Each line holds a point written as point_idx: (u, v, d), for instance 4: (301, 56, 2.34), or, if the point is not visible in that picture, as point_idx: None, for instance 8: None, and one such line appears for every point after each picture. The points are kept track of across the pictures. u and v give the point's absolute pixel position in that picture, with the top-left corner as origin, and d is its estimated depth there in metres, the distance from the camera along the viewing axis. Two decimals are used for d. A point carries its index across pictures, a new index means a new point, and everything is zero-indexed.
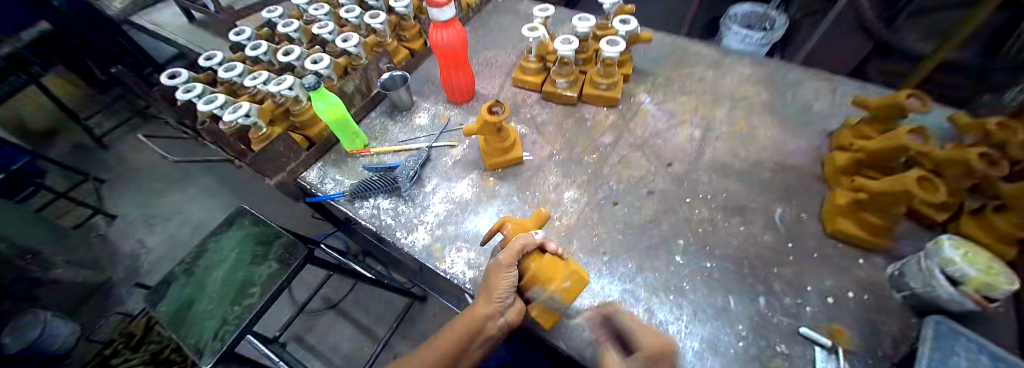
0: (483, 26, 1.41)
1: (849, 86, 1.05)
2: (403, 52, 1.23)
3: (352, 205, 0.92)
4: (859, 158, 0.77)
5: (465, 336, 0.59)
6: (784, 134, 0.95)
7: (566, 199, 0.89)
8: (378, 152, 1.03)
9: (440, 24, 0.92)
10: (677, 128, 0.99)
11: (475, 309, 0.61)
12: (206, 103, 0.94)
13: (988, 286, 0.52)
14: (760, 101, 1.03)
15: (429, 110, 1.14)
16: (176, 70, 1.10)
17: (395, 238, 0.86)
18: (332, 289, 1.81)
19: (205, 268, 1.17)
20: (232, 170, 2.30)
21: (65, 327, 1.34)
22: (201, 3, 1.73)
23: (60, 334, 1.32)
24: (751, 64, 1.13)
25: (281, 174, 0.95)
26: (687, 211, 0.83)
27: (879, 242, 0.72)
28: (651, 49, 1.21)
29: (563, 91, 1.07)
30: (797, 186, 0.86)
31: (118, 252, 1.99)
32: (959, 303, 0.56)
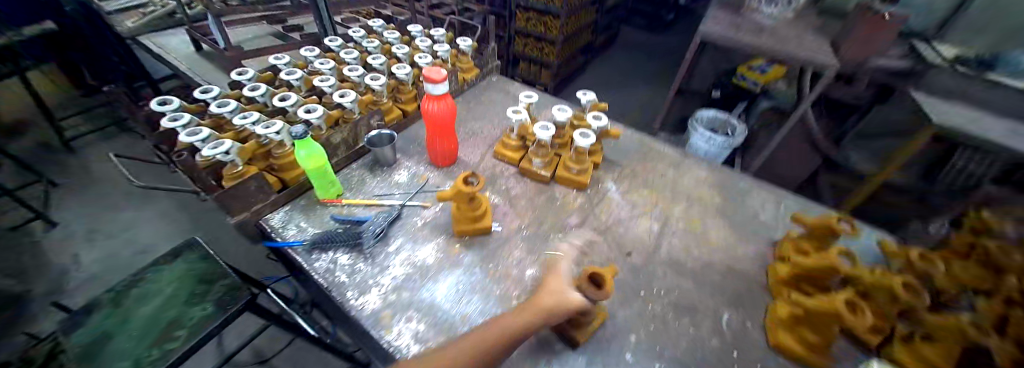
0: (474, 99, 1.54)
1: (791, 200, 1.16)
2: (396, 112, 1.31)
3: (309, 256, 0.90)
4: (798, 274, 0.83)
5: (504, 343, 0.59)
6: (735, 238, 1.03)
7: (526, 277, 0.91)
8: (350, 204, 1.04)
9: (433, 97, 1.01)
10: (639, 219, 1.05)
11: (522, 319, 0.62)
12: (188, 134, 0.95)
13: None
14: (714, 204, 1.12)
15: (409, 169, 1.18)
16: (167, 97, 1.12)
17: (345, 298, 0.83)
18: (267, 342, 1.66)
19: (136, 300, 1.07)
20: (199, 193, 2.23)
21: None
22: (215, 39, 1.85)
23: None
24: (708, 169, 1.25)
25: (244, 214, 0.94)
26: (641, 305, 0.84)
27: (820, 361, 0.74)
28: (622, 142, 1.34)
29: (537, 170, 1.14)
30: (744, 292, 0.90)
31: (39, 267, 1.79)
32: None
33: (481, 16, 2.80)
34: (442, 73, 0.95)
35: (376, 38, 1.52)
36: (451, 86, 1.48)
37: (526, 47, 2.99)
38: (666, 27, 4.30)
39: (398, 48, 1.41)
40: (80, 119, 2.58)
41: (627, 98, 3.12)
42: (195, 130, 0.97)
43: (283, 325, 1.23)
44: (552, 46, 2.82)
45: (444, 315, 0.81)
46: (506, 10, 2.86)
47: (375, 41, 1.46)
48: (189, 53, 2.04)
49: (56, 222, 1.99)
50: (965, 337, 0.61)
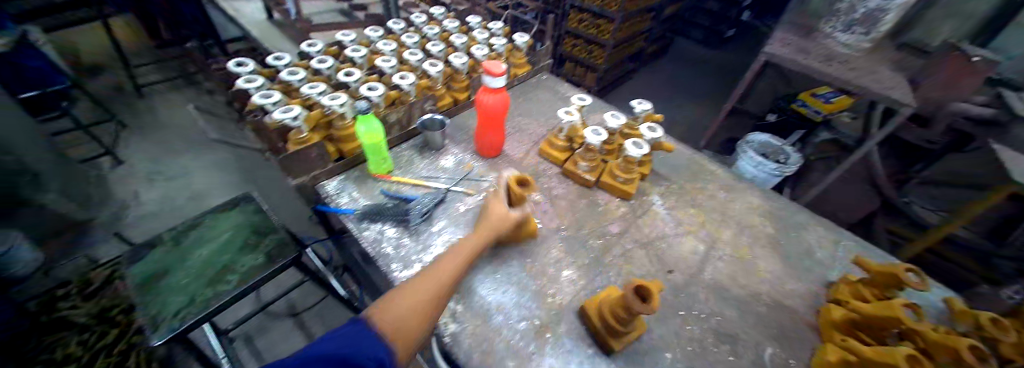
0: (524, 96, 1.55)
1: (851, 242, 1.09)
2: (449, 99, 1.34)
3: (359, 225, 0.94)
4: (854, 319, 0.78)
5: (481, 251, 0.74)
6: (784, 272, 0.98)
7: (563, 278, 0.91)
8: (399, 181, 1.07)
9: (490, 90, 1.02)
10: (684, 237, 1.03)
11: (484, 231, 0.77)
12: (262, 97, 1.01)
13: None
14: (765, 233, 1.07)
15: (455, 155, 1.21)
16: (244, 60, 1.20)
17: (389, 269, 0.86)
18: (301, 295, 1.76)
19: (194, 242, 1.16)
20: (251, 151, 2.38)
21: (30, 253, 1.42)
22: (287, 10, 1.97)
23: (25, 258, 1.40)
24: (761, 196, 1.19)
25: (305, 177, 1.00)
26: (679, 325, 0.82)
27: None
28: (670, 157, 1.30)
29: (582, 174, 1.13)
30: (791, 329, 0.86)
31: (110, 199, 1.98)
32: None
33: (534, 13, 2.80)
34: (502, 67, 0.96)
35: (435, 26, 1.56)
36: None
37: (573, 48, 2.95)
38: (723, 43, 4.12)
39: (457, 37, 1.44)
40: (153, 68, 2.81)
41: (672, 111, 3.02)
42: (268, 94, 1.04)
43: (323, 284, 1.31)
44: (600, 49, 2.77)
45: (480, 301, 0.83)
46: (559, 9, 2.83)
47: (435, 28, 1.49)
48: (260, 20, 2.18)
49: (124, 160, 2.19)
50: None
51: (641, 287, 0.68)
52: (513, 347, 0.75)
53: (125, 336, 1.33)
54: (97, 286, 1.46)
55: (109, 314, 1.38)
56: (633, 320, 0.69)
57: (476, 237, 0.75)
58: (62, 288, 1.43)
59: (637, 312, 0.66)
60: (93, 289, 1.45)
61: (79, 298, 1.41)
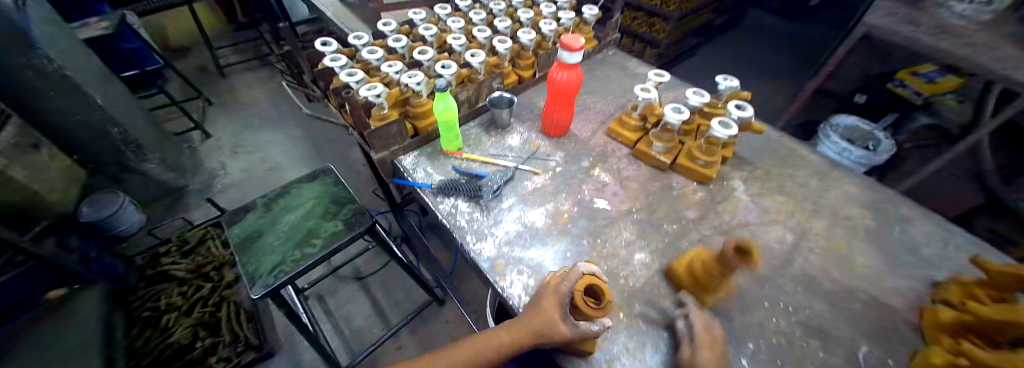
0: (589, 74, 1.49)
1: (972, 241, 0.96)
2: (515, 77, 1.33)
3: (435, 198, 0.99)
4: (966, 321, 0.70)
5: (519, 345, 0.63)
6: (885, 269, 0.89)
7: (635, 261, 0.90)
8: (469, 158, 1.10)
9: (565, 66, 1.01)
10: (768, 225, 0.96)
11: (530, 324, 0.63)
12: (347, 75, 1.07)
13: None
14: (864, 226, 0.97)
15: (522, 134, 1.21)
16: (327, 40, 1.27)
17: (465, 242, 0.90)
18: (365, 263, 1.91)
19: (281, 208, 1.29)
20: (318, 127, 2.56)
21: (132, 217, 1.72)
22: None
23: (128, 221, 1.71)
24: (860, 186, 1.08)
25: (384, 152, 1.06)
26: (764, 315, 0.79)
27: None
28: (755, 139, 1.21)
29: (656, 155, 1.08)
30: (893, 330, 0.79)
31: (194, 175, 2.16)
32: None
33: None
34: (581, 42, 0.93)
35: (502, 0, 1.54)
36: None
37: (632, 22, 2.78)
38: (803, 15, 3.68)
39: (524, 12, 1.41)
40: (231, 50, 3.06)
41: None
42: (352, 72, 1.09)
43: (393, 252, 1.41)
44: (663, 23, 2.59)
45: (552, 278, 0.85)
46: None
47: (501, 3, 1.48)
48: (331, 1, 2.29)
49: (212, 134, 2.45)
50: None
51: (739, 246, 0.68)
52: None
53: (217, 290, 1.51)
54: (193, 245, 1.64)
55: (203, 270, 1.57)
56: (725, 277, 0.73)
57: (509, 333, 0.63)
58: (163, 246, 1.61)
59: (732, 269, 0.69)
60: (190, 247, 1.63)
61: (179, 255, 1.60)
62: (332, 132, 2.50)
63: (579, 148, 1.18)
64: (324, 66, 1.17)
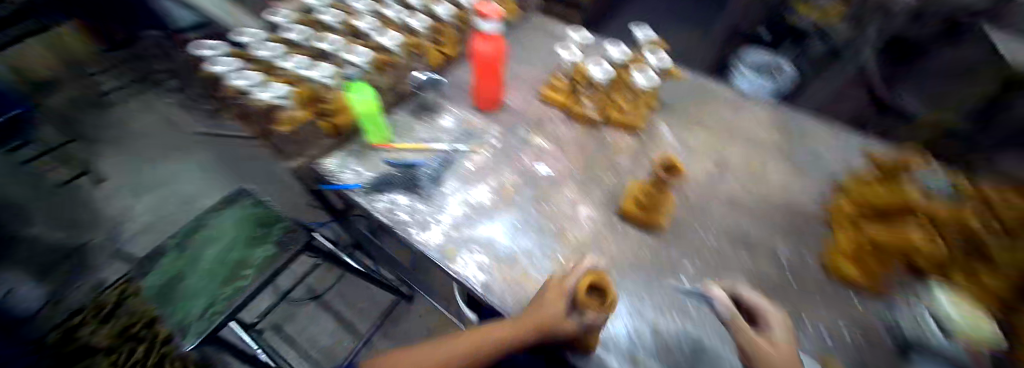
0: (513, 41, 1.45)
1: (857, 141, 1.10)
2: (438, 53, 1.24)
3: (369, 196, 0.92)
4: (865, 210, 0.83)
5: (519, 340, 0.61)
6: (793, 177, 1.00)
7: (581, 216, 0.93)
8: (401, 149, 1.04)
9: (483, 36, 0.94)
10: (694, 159, 1.03)
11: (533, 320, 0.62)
12: (243, 81, 1.00)
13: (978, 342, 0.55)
14: (773, 144, 1.08)
15: (455, 114, 1.15)
16: (208, 41, 1.11)
17: (408, 234, 0.86)
18: (317, 280, 1.78)
19: (200, 241, 1.07)
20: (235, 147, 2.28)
21: None
22: None
23: None
24: (767, 108, 1.19)
25: (300, 158, 0.98)
26: (698, 239, 0.87)
27: (875, 286, 0.76)
28: (676, 82, 1.27)
29: (588, 112, 1.11)
30: (803, 229, 0.89)
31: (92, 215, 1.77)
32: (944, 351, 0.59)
33: None
34: (493, 7, 0.87)
35: None
36: None
37: None
38: None
39: None
40: None
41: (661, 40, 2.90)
42: (248, 76, 1.02)
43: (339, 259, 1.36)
44: None
45: (504, 249, 0.85)
46: None
47: None
48: None
49: None
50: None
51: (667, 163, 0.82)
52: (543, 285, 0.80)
53: (157, 347, 1.02)
54: (113, 306, 1.05)
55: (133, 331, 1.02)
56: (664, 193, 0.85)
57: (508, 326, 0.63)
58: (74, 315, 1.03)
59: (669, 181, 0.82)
60: (111, 312, 1.05)
61: (98, 321, 1.03)
62: (253, 149, 2.25)
63: (514, 118, 1.16)
64: (211, 73, 1.02)
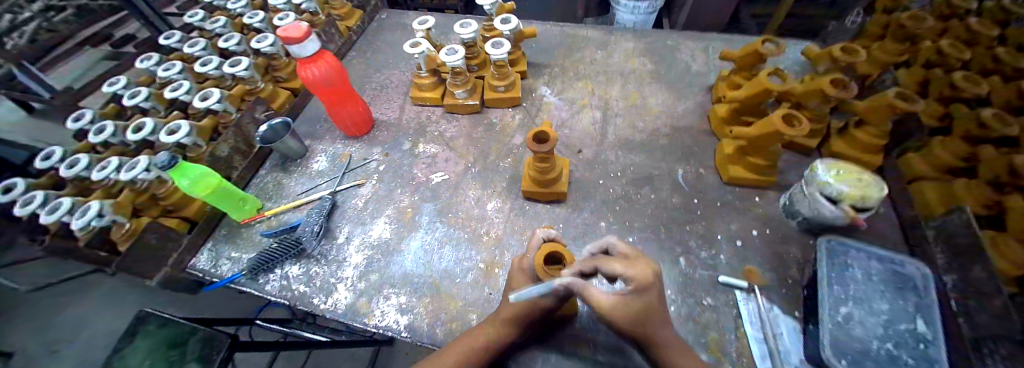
0: (371, 49, 1.32)
1: (718, 40, 1.15)
2: (284, 94, 1.11)
3: (257, 281, 0.81)
4: (736, 108, 0.85)
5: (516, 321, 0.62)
6: (673, 97, 1.03)
7: (489, 211, 0.88)
8: (277, 213, 0.92)
9: (307, 61, 0.83)
10: (580, 114, 1.03)
11: (509, 311, 0.62)
12: (49, 213, 0.77)
13: (858, 198, 0.61)
14: (646, 70, 1.11)
15: (327, 152, 1.04)
16: (8, 181, 0.87)
17: (313, 306, 0.77)
18: (287, 363, 1.68)
19: None
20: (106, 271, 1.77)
21: None
22: (39, 92, 1.50)
23: None
24: (633, 38, 1.21)
25: (164, 269, 0.82)
26: (604, 193, 0.86)
27: (767, 180, 0.80)
28: (543, 40, 1.25)
29: (465, 101, 1.04)
30: (693, 144, 0.92)
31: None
32: (841, 216, 0.65)
33: None
34: (301, 27, 0.77)
35: (221, 16, 1.24)
36: (334, 42, 1.25)
37: None
38: None
39: (249, 17, 1.15)
40: None
41: None
42: (59, 203, 0.79)
43: (290, 344, 1.14)
44: None
45: (419, 279, 0.79)
46: None
47: (218, 18, 1.18)
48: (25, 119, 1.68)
49: None
50: (895, 108, 0.68)
51: (539, 134, 0.75)
52: (470, 301, 0.74)
53: None
54: None
55: None
56: (551, 161, 0.79)
57: (497, 328, 0.62)
58: None
59: (546, 154, 0.75)
60: None
61: None
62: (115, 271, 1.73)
63: (394, 133, 1.06)
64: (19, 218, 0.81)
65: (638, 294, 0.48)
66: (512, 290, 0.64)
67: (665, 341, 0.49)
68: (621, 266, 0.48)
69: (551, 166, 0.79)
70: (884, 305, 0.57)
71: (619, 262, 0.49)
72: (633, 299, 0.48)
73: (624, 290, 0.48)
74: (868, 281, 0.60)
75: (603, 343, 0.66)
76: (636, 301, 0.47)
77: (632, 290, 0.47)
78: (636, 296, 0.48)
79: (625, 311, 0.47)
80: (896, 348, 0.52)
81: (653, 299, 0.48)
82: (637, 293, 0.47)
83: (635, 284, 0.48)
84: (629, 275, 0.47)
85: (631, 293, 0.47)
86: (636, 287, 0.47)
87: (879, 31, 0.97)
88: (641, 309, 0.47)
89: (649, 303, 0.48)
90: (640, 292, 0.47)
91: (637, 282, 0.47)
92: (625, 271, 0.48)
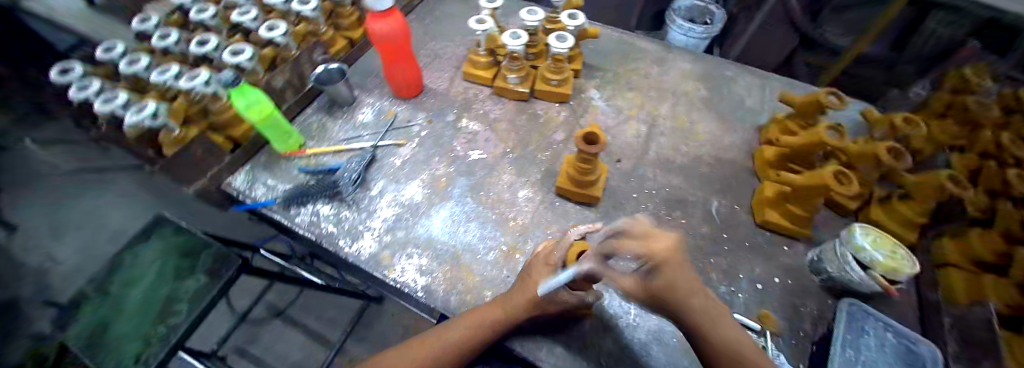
0: (430, 15, 1.33)
1: (776, 82, 1.14)
2: (342, 41, 1.14)
3: (289, 212, 0.83)
4: (785, 155, 0.85)
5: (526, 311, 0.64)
6: (721, 129, 1.03)
7: (520, 198, 0.90)
8: (316, 154, 0.94)
9: (377, 14, 0.84)
10: (626, 124, 1.03)
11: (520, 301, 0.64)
12: (105, 103, 0.79)
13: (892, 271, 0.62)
14: (699, 96, 1.11)
15: (373, 106, 1.05)
16: (66, 64, 0.88)
17: (338, 247, 0.79)
18: (277, 296, 1.65)
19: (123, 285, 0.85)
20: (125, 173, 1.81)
21: None
22: None
23: None
24: (690, 61, 1.20)
25: (202, 180, 0.84)
26: (635, 207, 0.87)
27: (798, 231, 0.81)
28: (601, 44, 1.25)
29: (515, 87, 1.05)
30: (732, 179, 0.93)
31: (20, 260, 1.52)
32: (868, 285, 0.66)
33: None
34: None
35: None
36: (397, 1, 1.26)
37: None
38: None
39: None
40: None
41: None
42: (113, 96, 0.81)
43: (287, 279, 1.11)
44: None
45: (442, 247, 0.80)
46: None
47: None
48: None
49: None
50: (943, 190, 0.69)
51: (588, 134, 0.75)
52: (488, 279, 0.76)
53: None
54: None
55: None
56: (594, 164, 0.79)
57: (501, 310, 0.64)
58: None
59: (591, 157, 0.76)
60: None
61: None
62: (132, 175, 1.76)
63: (440, 102, 1.08)
64: (75, 102, 0.83)
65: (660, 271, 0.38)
66: (525, 278, 0.66)
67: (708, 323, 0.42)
68: (631, 244, 0.39)
69: (592, 169, 0.80)
70: None
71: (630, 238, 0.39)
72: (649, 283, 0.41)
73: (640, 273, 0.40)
74: (879, 350, 0.61)
75: (609, 350, 0.68)
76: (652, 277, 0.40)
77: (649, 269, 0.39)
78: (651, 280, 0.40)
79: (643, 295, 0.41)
80: None
81: (676, 274, 0.39)
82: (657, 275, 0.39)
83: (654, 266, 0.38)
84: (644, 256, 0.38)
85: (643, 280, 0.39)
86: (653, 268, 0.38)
87: (941, 110, 0.96)
88: (661, 290, 0.40)
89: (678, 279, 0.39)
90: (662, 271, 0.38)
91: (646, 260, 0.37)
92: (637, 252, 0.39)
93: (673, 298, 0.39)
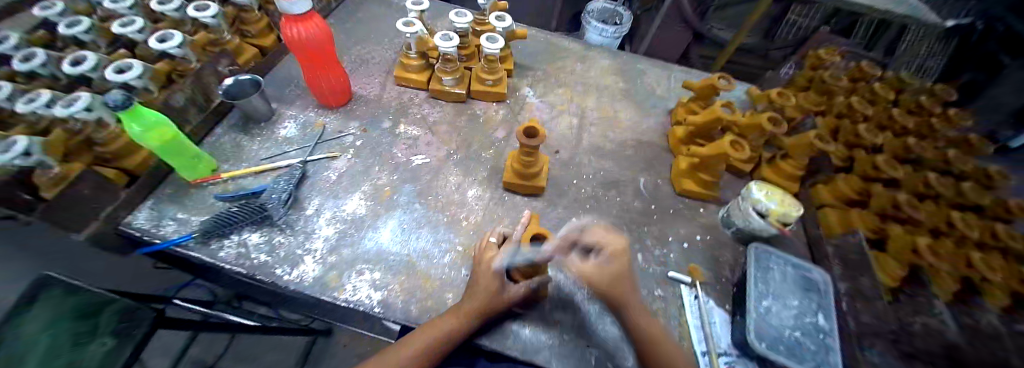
0: (351, 23, 1.30)
1: (678, 72, 1.32)
2: (250, 51, 1.08)
3: (207, 247, 0.74)
4: (691, 132, 1.00)
5: (482, 312, 0.65)
6: (640, 116, 1.15)
7: (469, 198, 0.91)
8: (234, 177, 0.86)
9: (296, 19, 0.80)
10: (560, 117, 1.12)
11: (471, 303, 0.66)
12: None
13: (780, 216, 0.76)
14: (619, 87, 1.23)
15: (296, 119, 1.00)
16: None
17: (276, 276, 0.72)
18: (203, 348, 1.44)
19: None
20: None
21: None
22: None
23: None
24: (608, 57, 1.33)
25: (94, 224, 0.73)
26: (576, 192, 0.95)
27: (708, 194, 0.95)
28: (527, 44, 1.33)
29: (452, 89, 1.07)
30: (654, 157, 1.05)
31: None
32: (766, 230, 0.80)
33: None
34: None
35: None
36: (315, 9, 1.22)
37: None
38: None
39: None
40: None
41: None
42: None
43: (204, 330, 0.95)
44: None
45: (394, 257, 0.79)
46: None
47: None
48: None
49: None
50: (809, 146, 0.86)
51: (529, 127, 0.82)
52: (445, 280, 0.77)
53: None
54: None
55: None
56: (536, 154, 0.84)
57: (454, 318, 0.64)
58: None
59: (531, 148, 0.81)
60: None
61: None
62: None
63: (373, 110, 1.06)
64: None
65: (614, 258, 0.59)
66: (474, 281, 0.69)
67: (633, 306, 0.60)
68: (602, 235, 0.61)
69: (535, 158, 0.85)
70: (795, 302, 0.72)
71: (596, 233, 0.61)
72: (609, 264, 0.59)
73: (603, 254, 0.59)
74: (783, 282, 0.75)
75: (570, 325, 0.73)
76: (614, 266, 0.58)
77: (608, 256, 0.59)
78: (610, 262, 0.59)
79: (603, 275, 0.58)
80: (802, 334, 0.67)
81: (624, 267, 0.59)
82: (611, 258, 0.59)
83: (609, 250, 0.59)
84: (606, 241, 0.60)
85: (608, 256, 0.58)
86: (610, 252, 0.59)
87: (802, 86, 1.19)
88: (617, 272, 0.58)
89: (620, 270, 0.59)
90: (615, 257, 0.59)
91: (611, 246, 0.59)
92: (600, 239, 0.60)
93: (617, 285, 0.58)
